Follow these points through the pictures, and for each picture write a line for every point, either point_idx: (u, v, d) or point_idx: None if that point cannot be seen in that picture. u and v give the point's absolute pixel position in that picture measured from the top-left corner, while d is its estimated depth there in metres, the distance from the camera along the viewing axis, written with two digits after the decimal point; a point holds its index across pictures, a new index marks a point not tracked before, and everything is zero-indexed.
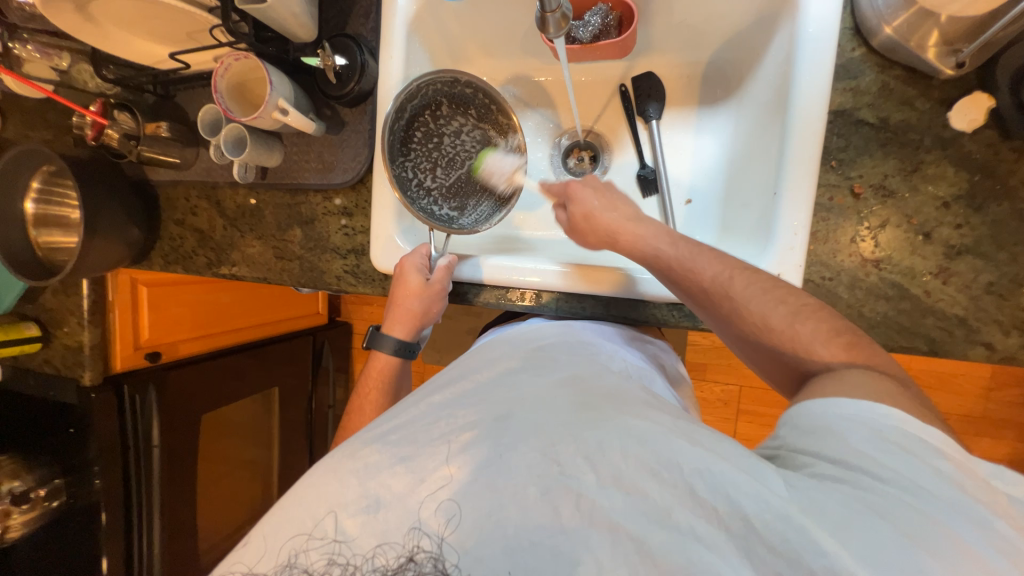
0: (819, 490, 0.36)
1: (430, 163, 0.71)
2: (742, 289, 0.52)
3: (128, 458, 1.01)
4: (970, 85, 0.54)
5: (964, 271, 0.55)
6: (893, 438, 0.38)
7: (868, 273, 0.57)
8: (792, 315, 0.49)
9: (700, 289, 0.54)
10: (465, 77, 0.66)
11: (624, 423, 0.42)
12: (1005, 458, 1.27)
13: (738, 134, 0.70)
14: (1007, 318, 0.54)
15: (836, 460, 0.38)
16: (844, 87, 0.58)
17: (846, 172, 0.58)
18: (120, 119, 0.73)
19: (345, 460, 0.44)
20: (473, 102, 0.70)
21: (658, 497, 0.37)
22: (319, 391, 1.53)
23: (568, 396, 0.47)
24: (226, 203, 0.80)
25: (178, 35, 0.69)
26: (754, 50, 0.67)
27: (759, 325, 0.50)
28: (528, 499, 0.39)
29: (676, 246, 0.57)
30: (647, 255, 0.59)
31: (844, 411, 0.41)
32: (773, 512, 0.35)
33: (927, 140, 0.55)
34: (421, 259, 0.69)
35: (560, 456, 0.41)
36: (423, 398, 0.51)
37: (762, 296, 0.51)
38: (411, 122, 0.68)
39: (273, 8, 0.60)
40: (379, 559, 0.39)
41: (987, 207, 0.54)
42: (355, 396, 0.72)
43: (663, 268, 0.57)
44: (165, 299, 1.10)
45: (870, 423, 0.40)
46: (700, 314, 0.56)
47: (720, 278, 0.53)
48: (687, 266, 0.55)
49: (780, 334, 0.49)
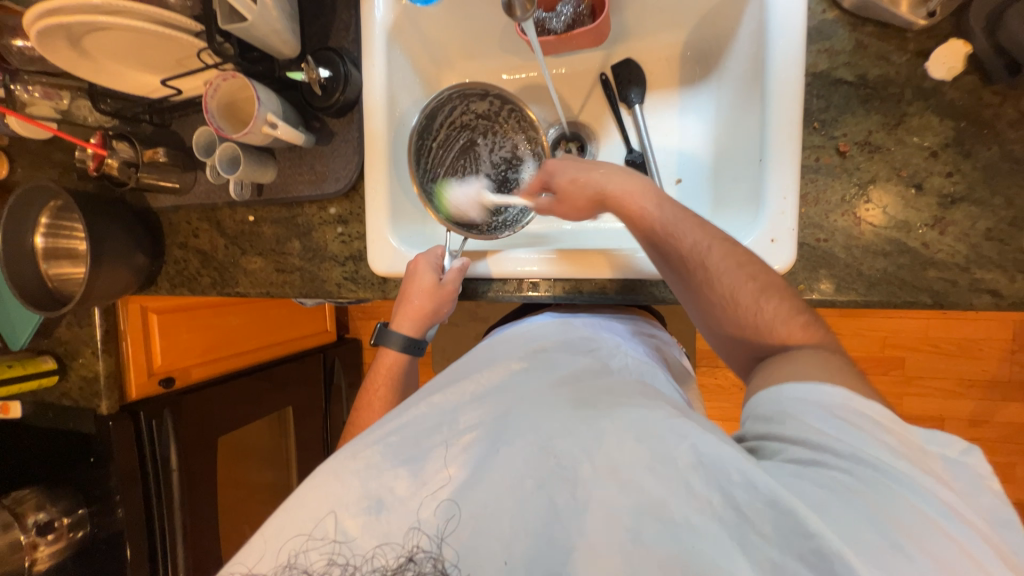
0: (796, 474, 0.36)
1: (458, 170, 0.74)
2: (718, 260, 0.51)
3: (148, 484, 1.02)
4: (945, 33, 0.54)
5: (961, 220, 0.54)
6: (841, 414, 0.39)
7: (864, 230, 0.56)
8: (759, 291, 0.50)
9: (678, 257, 0.53)
10: (493, 92, 0.69)
11: (624, 416, 0.42)
12: None
13: (722, 109, 0.71)
14: (1009, 263, 0.53)
15: (802, 441, 0.38)
16: (819, 49, 0.58)
17: (830, 132, 0.58)
18: (119, 149, 0.76)
19: (345, 461, 0.44)
20: (503, 115, 0.72)
21: (655, 490, 0.37)
22: (332, 408, 1.54)
23: (566, 394, 0.47)
24: (226, 222, 0.82)
25: (169, 63, 0.72)
26: (727, 26, 0.68)
27: (726, 296, 0.50)
28: (524, 492, 0.39)
29: (662, 208, 0.54)
30: (633, 219, 0.55)
31: (796, 394, 0.41)
32: (763, 498, 0.34)
33: (908, 92, 0.55)
34: (435, 259, 0.70)
35: (557, 450, 0.41)
36: (425, 397, 0.51)
37: (734, 271, 0.51)
38: (440, 133, 0.71)
39: (255, 26, 0.62)
40: (379, 559, 0.39)
41: (976, 152, 0.53)
42: (365, 391, 0.73)
43: (646, 231, 0.55)
44: (174, 324, 1.12)
45: (820, 402, 0.40)
46: (670, 278, 0.55)
47: (698, 248, 0.52)
48: (670, 231, 0.53)
49: (744, 308, 0.50)
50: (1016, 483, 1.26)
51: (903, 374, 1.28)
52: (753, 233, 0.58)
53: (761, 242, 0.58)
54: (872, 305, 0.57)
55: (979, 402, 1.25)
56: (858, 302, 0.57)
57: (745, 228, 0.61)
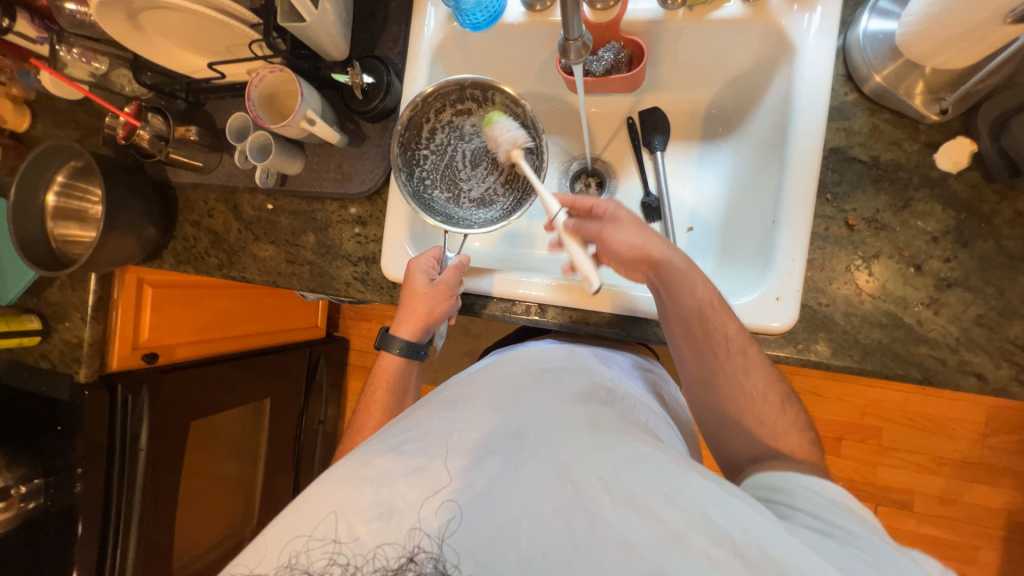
0: (814, 538, 0.40)
1: (460, 169, 0.74)
2: (753, 355, 0.55)
3: (114, 461, 0.98)
4: (954, 131, 0.59)
5: (954, 303, 0.57)
6: (844, 505, 0.44)
7: (863, 301, 0.59)
8: (784, 396, 0.55)
9: (712, 342, 0.55)
10: (468, 80, 0.68)
11: (636, 448, 0.44)
12: (1003, 508, 1.25)
13: (739, 168, 0.74)
14: (996, 350, 0.56)
15: (815, 515, 0.43)
16: (838, 127, 0.62)
17: (841, 205, 0.61)
18: (152, 122, 0.76)
19: (358, 468, 0.46)
20: (491, 102, 0.71)
21: (673, 521, 0.38)
22: (310, 405, 1.51)
23: (579, 418, 0.48)
24: (243, 207, 0.83)
25: (217, 48, 0.74)
26: (753, 92, 0.72)
27: (744, 390, 0.54)
28: (540, 514, 0.40)
29: (707, 293, 0.57)
30: (686, 301, 0.56)
31: (810, 485, 0.46)
32: (789, 545, 0.37)
33: (916, 178, 0.59)
34: (429, 261, 0.70)
35: (574, 476, 0.42)
36: (437, 408, 0.51)
37: (756, 368, 0.55)
38: (433, 137, 0.73)
39: (312, 28, 0.65)
40: (379, 560, 0.41)
41: (973, 243, 0.57)
42: (365, 392, 0.74)
43: (691, 312, 0.56)
44: (168, 300, 1.10)
45: (823, 491, 0.45)
46: (691, 357, 0.57)
47: (735, 340, 0.55)
48: (717, 318, 0.56)
49: (764, 406, 0.54)
50: (979, 566, 1.27)
51: (880, 443, 1.30)
52: (759, 290, 0.61)
53: (766, 299, 0.60)
54: (865, 373, 0.59)
55: (949, 480, 1.28)
56: (852, 368, 0.59)
57: (752, 284, 0.64)
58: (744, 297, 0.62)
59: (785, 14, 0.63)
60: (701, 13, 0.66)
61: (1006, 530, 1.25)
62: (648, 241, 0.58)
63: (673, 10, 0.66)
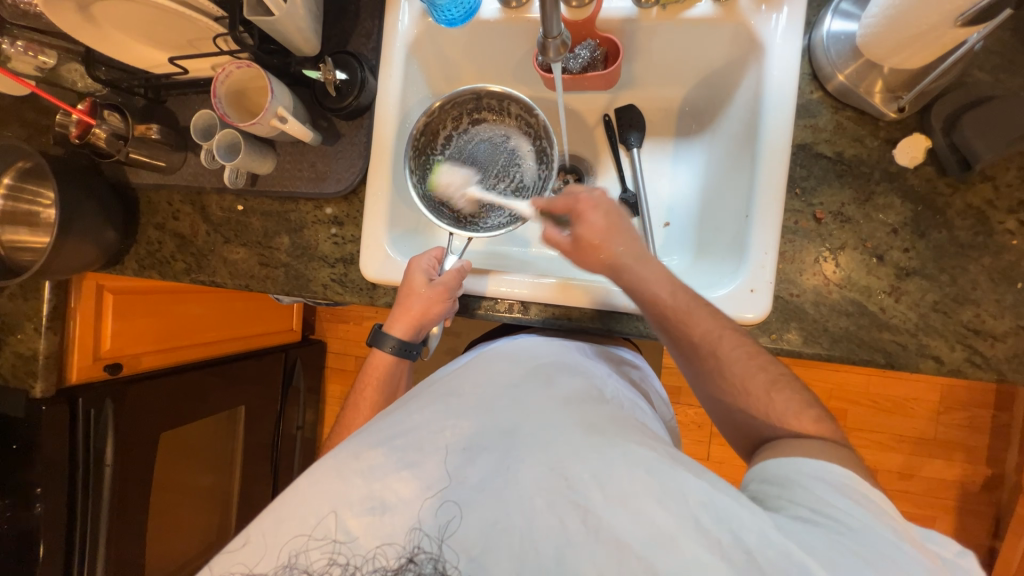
0: (806, 532, 0.41)
1: (472, 171, 0.76)
2: (728, 350, 0.55)
3: (76, 479, 0.92)
4: (910, 127, 0.62)
5: (913, 290, 0.60)
6: (849, 493, 0.43)
7: (831, 291, 0.62)
8: (770, 382, 0.53)
9: (689, 341, 0.56)
10: (487, 91, 0.71)
11: (630, 449, 0.46)
12: (956, 479, 1.34)
13: (711, 164, 0.76)
14: (951, 334, 0.59)
15: (814, 506, 0.43)
16: (805, 124, 0.65)
17: (809, 199, 0.63)
18: (109, 119, 0.72)
19: (349, 460, 0.48)
20: (507, 112, 0.73)
21: (664, 523, 0.40)
22: (287, 411, 1.48)
23: (574, 417, 0.50)
24: (211, 208, 0.79)
25: (179, 41, 0.71)
26: (724, 91, 0.74)
27: (737, 385, 0.54)
28: (534, 510, 0.43)
29: (676, 296, 0.57)
30: (645, 300, 0.59)
31: (808, 472, 0.45)
32: (777, 548, 0.39)
33: (877, 173, 0.62)
34: (430, 260, 0.70)
35: (569, 473, 0.44)
36: (431, 404, 0.53)
37: (746, 360, 0.54)
38: (448, 144, 0.75)
39: (281, 21, 0.62)
40: (379, 559, 0.43)
41: (929, 233, 0.60)
42: (354, 392, 0.73)
43: (658, 314, 0.58)
44: (130, 306, 1.05)
45: (828, 478, 0.45)
46: (680, 359, 0.59)
47: (709, 335, 0.56)
48: (681, 317, 0.57)
49: (756, 398, 0.53)
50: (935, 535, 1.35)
51: (846, 425, 1.37)
52: (735, 282, 0.63)
53: (742, 291, 0.62)
54: (833, 359, 0.62)
55: (908, 457, 1.36)
56: (822, 355, 0.62)
57: (728, 277, 0.66)
58: (721, 289, 0.64)
59: (754, 13, 0.64)
60: (674, 12, 0.67)
61: (958, 500, 1.34)
62: (609, 236, 0.60)
63: (646, 9, 0.67)
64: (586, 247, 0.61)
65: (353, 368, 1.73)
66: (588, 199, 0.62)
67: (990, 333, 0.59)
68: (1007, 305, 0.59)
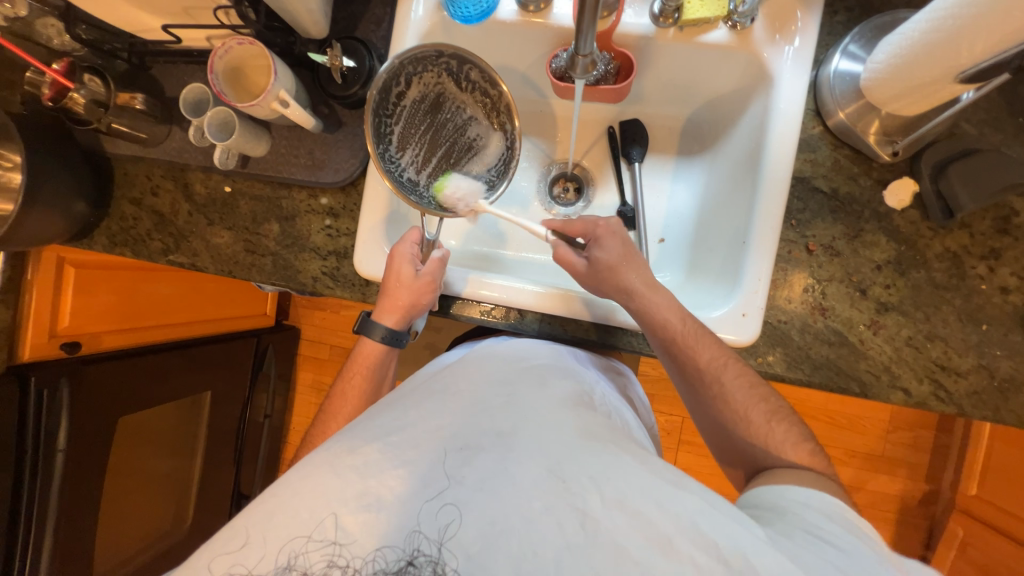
0: (800, 545, 0.42)
1: (422, 137, 0.69)
2: (731, 378, 0.59)
3: (23, 462, 0.85)
4: (900, 171, 0.65)
5: (890, 325, 0.64)
6: (837, 519, 0.46)
7: (816, 320, 0.65)
8: (771, 414, 0.58)
9: (696, 369, 0.60)
10: (450, 50, 0.62)
11: (626, 458, 0.47)
12: (898, 494, 1.44)
13: (709, 185, 0.78)
14: (921, 368, 0.63)
15: (808, 530, 0.45)
16: (805, 157, 0.67)
17: (803, 231, 0.66)
18: (89, 83, 0.66)
19: (343, 456, 0.46)
20: (464, 75, 0.66)
21: (662, 526, 0.41)
22: (255, 398, 1.42)
23: (569, 422, 0.51)
24: (195, 187, 0.75)
25: (173, 7, 0.66)
26: (728, 116, 0.76)
27: (739, 413, 0.58)
28: (531, 511, 0.42)
29: (686, 322, 0.61)
30: (655, 325, 0.62)
31: (800, 499, 0.48)
32: (770, 557, 0.40)
33: (867, 212, 0.65)
34: (411, 247, 0.68)
35: (566, 475, 0.44)
36: (423, 404, 0.53)
37: (747, 393, 0.59)
38: (400, 103, 0.66)
39: (291, 1, 0.60)
40: (378, 562, 0.41)
41: (909, 272, 0.64)
42: (341, 378, 0.72)
43: (668, 339, 0.61)
44: (93, 281, 0.98)
45: (820, 507, 0.47)
46: (683, 384, 0.63)
47: (713, 364, 0.59)
48: (689, 345, 0.60)
49: (756, 428, 0.58)
50: None
51: None
52: (728, 306, 0.65)
53: (734, 315, 0.64)
54: (813, 385, 0.65)
55: (857, 471, 1.44)
56: (803, 380, 0.65)
57: (720, 299, 0.67)
58: (713, 312, 0.66)
59: (767, 44, 0.66)
60: (691, 34, 0.67)
61: (898, 513, 1.44)
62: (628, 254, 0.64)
63: (664, 28, 0.68)
64: (603, 270, 0.63)
65: (326, 357, 1.69)
66: (610, 224, 0.66)
67: (955, 369, 0.63)
68: (971, 344, 0.63)
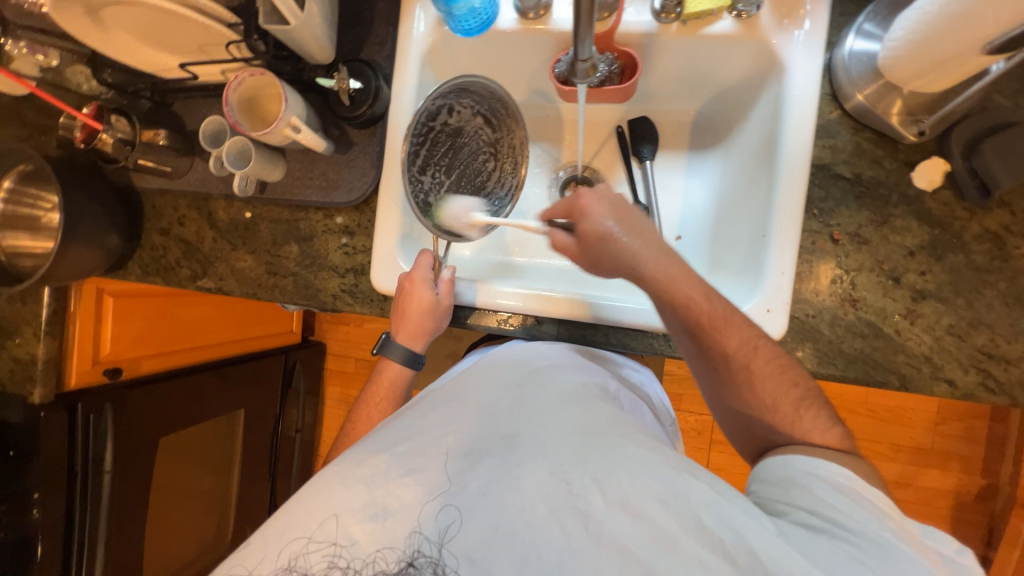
0: (810, 538, 0.41)
1: (439, 155, 0.70)
2: (761, 364, 0.52)
3: (73, 484, 0.90)
4: (929, 151, 0.62)
5: (929, 314, 0.60)
6: (843, 490, 0.44)
7: (847, 312, 0.62)
8: (800, 400, 0.52)
9: (721, 352, 0.53)
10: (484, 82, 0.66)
11: (630, 450, 0.45)
12: (952, 488, 1.35)
13: (725, 179, 0.76)
14: (966, 357, 0.60)
15: (813, 510, 0.43)
16: (824, 144, 0.65)
17: (826, 220, 0.63)
18: (116, 125, 0.71)
19: (351, 468, 0.47)
20: (488, 104, 0.69)
21: (665, 523, 0.41)
22: (286, 413, 1.46)
23: (575, 418, 0.49)
24: (218, 215, 0.78)
25: (189, 46, 0.70)
26: (739, 107, 0.74)
27: (766, 400, 0.52)
28: (535, 516, 0.42)
29: (711, 300, 0.53)
30: (675, 300, 0.53)
31: (804, 468, 0.47)
32: (774, 546, 0.39)
33: (895, 195, 0.62)
34: (427, 271, 0.69)
35: (569, 478, 0.43)
36: (431, 410, 0.52)
37: (777, 381, 0.52)
38: (430, 125, 0.67)
39: (297, 31, 0.62)
40: (379, 563, 0.42)
41: (946, 257, 0.61)
42: (361, 404, 0.73)
43: (693, 320, 0.53)
44: (128, 310, 1.02)
45: (828, 479, 0.45)
46: (696, 362, 0.56)
47: (743, 349, 0.52)
48: (716, 327, 0.52)
49: (783, 417, 0.52)
50: None
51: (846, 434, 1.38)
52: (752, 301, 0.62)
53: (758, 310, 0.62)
54: (847, 380, 0.62)
55: (906, 466, 1.37)
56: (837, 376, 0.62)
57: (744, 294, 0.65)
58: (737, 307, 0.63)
59: (776, 30, 0.64)
60: (695, 27, 0.66)
61: (951, 509, 1.36)
62: (623, 218, 0.55)
63: (666, 24, 0.67)
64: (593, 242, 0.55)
65: (353, 370, 1.72)
66: (586, 200, 0.56)
67: (1004, 357, 0.59)
68: (1021, 329, 0.59)
